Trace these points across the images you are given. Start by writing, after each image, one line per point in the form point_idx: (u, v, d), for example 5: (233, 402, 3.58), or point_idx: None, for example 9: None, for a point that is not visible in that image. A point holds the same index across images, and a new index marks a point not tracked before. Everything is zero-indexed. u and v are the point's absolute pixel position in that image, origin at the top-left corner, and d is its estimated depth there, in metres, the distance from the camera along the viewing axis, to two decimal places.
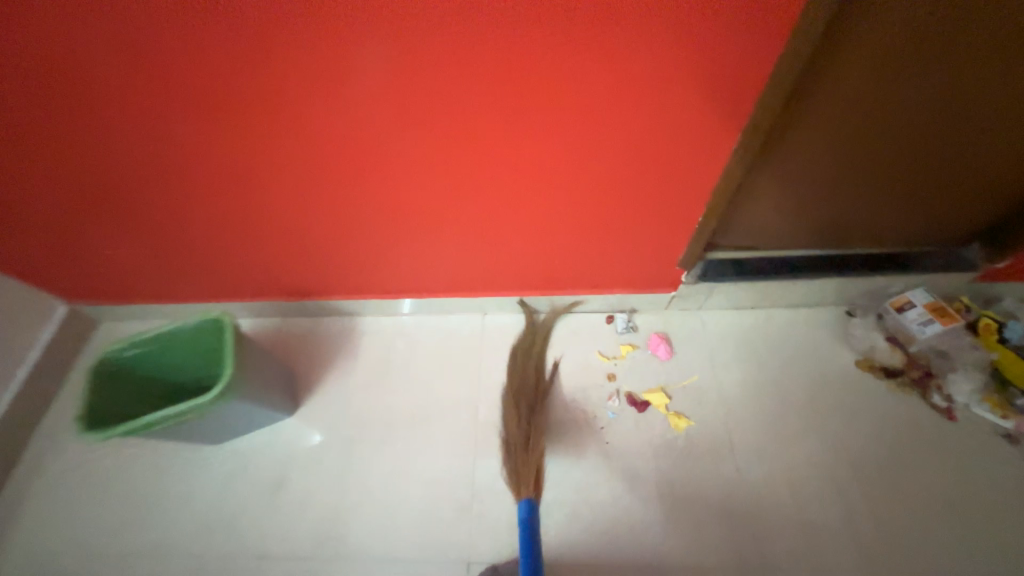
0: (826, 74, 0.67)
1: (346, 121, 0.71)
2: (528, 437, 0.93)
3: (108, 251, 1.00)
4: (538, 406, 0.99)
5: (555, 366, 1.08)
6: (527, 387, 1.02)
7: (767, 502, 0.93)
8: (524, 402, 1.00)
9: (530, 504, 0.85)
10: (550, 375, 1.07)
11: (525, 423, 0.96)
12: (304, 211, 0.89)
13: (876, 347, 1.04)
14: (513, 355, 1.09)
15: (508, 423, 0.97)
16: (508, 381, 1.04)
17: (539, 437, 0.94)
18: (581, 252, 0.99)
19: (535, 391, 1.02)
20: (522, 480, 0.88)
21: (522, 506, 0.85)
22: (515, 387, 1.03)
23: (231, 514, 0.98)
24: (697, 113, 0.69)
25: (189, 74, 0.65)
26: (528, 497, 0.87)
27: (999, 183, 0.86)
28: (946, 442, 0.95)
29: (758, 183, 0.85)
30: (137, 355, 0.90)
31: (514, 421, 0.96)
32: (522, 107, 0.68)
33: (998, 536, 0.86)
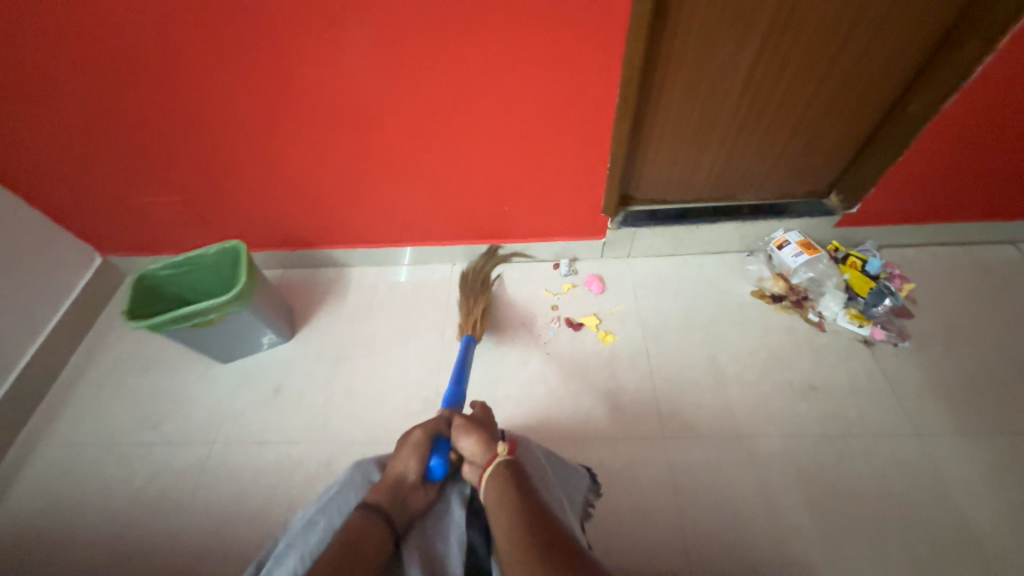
0: (673, 47, 0.93)
1: (333, 87, 0.98)
2: (470, 309, 1.24)
3: (144, 199, 1.23)
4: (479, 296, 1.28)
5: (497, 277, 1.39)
6: (473, 286, 1.31)
7: (673, 393, 1.14)
8: (470, 294, 1.29)
9: (469, 339, 1.14)
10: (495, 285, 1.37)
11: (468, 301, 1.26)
12: (302, 163, 1.15)
13: (765, 278, 1.30)
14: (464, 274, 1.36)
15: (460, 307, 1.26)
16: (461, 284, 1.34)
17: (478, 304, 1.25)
18: (524, 200, 1.24)
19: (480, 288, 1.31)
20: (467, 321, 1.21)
21: (465, 339, 1.15)
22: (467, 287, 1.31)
23: (238, 412, 1.19)
24: (586, 77, 0.95)
25: (220, 52, 0.92)
26: (469, 334, 1.17)
27: (833, 141, 1.14)
28: (815, 346, 1.18)
29: (648, 140, 1.12)
30: (171, 272, 1.14)
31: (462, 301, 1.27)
32: (460, 75, 0.95)
33: (850, 411, 1.08)
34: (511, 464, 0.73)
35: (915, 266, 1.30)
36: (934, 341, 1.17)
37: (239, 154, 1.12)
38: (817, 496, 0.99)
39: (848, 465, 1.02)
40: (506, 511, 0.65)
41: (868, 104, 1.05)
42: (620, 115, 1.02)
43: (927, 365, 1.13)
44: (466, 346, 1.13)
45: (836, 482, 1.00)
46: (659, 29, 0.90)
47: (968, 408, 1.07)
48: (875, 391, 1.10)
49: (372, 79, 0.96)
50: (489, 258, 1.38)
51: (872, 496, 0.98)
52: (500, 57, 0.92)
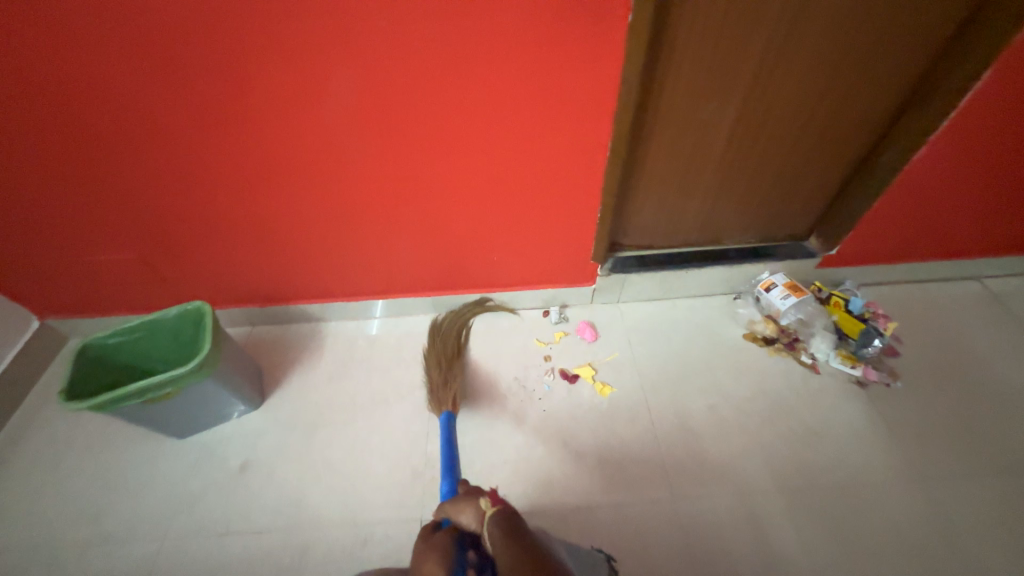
0: (661, 102, 0.95)
1: (318, 138, 0.94)
2: (447, 377, 1.14)
3: (96, 259, 1.12)
4: (454, 360, 1.19)
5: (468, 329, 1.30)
6: (446, 348, 1.22)
7: (677, 448, 1.08)
8: (442, 359, 1.19)
9: (449, 416, 1.05)
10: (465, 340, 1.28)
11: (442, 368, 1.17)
12: (280, 215, 1.08)
13: (755, 321, 1.31)
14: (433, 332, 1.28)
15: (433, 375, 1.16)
16: (430, 345, 1.25)
17: (455, 376, 1.15)
18: (514, 249, 1.21)
19: (453, 351, 1.22)
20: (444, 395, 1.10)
21: (444, 417, 1.05)
22: (438, 350, 1.22)
23: (195, 497, 1.04)
24: (578, 129, 0.96)
25: (198, 104, 0.87)
26: (448, 409, 1.07)
27: (811, 188, 1.18)
28: (812, 390, 1.17)
29: (638, 188, 1.13)
30: (122, 339, 1.01)
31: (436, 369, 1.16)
32: (452, 127, 0.94)
33: (855, 456, 1.06)
34: (497, 514, 0.60)
35: (893, 304, 1.34)
36: (922, 379, 1.18)
37: (210, 208, 1.05)
38: (836, 553, 0.94)
39: (862, 516, 0.98)
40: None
41: (842, 155, 1.10)
42: (611, 166, 1.02)
43: (921, 404, 1.14)
44: (447, 424, 1.04)
45: (853, 537, 0.96)
46: (648, 85, 0.92)
47: (966, 448, 1.07)
48: (875, 434, 1.09)
49: (360, 132, 0.93)
50: (475, 307, 1.33)
51: (891, 550, 0.94)
52: (492, 110, 0.91)
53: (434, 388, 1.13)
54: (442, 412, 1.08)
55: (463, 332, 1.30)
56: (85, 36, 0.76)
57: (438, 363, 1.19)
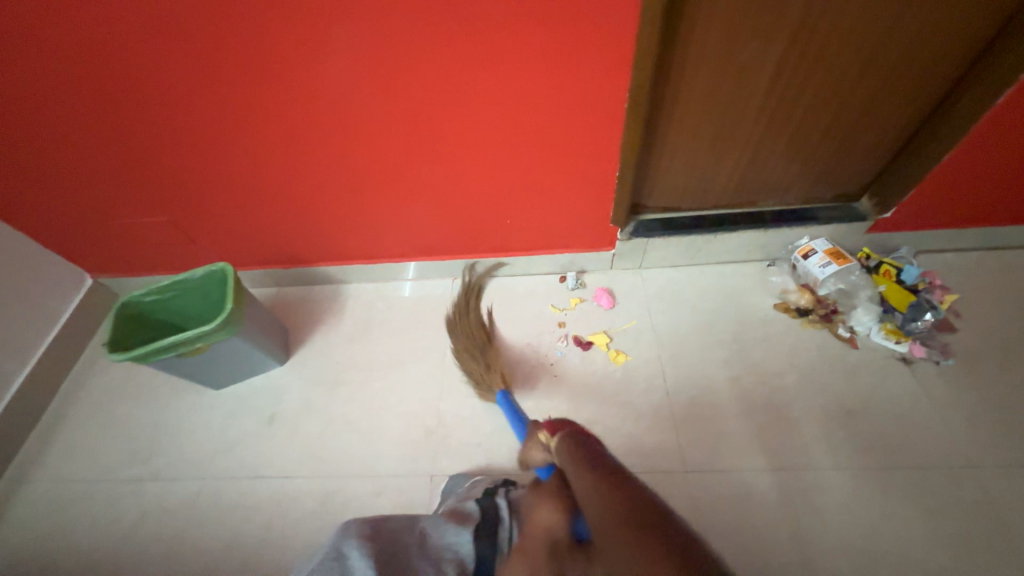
0: (689, 45, 0.84)
1: (320, 101, 0.91)
2: (489, 363, 1.12)
3: (132, 222, 1.18)
4: (489, 347, 1.16)
5: (489, 312, 1.26)
6: (476, 341, 1.18)
7: (693, 421, 1.05)
8: (474, 349, 1.16)
9: (506, 395, 1.05)
10: (489, 321, 1.25)
11: (483, 359, 1.14)
12: (293, 180, 1.08)
13: (789, 290, 1.21)
14: (452, 317, 1.24)
15: (474, 366, 1.14)
16: (456, 337, 1.21)
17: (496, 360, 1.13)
18: (529, 213, 1.16)
19: (483, 340, 1.18)
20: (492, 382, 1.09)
21: (500, 397, 1.05)
22: (467, 345, 1.18)
23: (230, 444, 1.14)
24: (594, 83, 0.87)
25: (202, 69, 0.86)
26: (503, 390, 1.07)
27: (867, 142, 1.04)
28: (848, 366, 1.08)
29: (662, 147, 1.04)
30: (156, 297, 1.08)
31: (477, 362, 1.13)
32: (457, 85, 0.88)
33: (889, 439, 0.99)
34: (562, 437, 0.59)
35: (956, 273, 1.19)
36: (981, 358, 1.06)
37: (227, 174, 1.06)
38: (856, 536, 0.90)
39: (889, 502, 0.92)
40: (578, 497, 0.52)
41: (909, 101, 0.95)
42: (630, 122, 0.93)
43: (975, 386, 1.03)
44: (506, 402, 1.03)
45: (876, 522, 0.91)
46: (674, 25, 0.81)
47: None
48: (916, 416, 1.01)
49: (361, 90, 0.89)
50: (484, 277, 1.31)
51: (919, 540, 0.89)
52: (496, 62, 0.84)
53: (478, 377, 1.12)
54: (496, 394, 1.07)
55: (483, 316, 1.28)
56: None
57: (476, 351, 1.16)
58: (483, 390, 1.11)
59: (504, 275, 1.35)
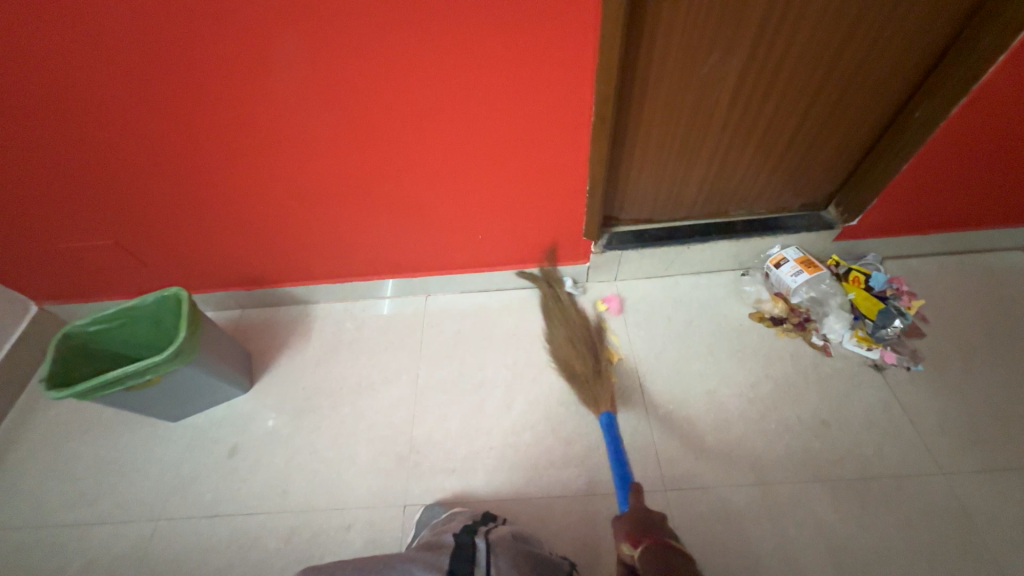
0: (653, 56, 0.83)
1: (276, 118, 0.87)
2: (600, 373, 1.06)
3: (78, 245, 1.11)
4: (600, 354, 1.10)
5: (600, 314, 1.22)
6: (587, 343, 1.12)
7: (673, 437, 1.03)
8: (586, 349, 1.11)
9: (610, 418, 0.98)
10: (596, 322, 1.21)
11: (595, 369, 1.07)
12: (252, 199, 1.03)
13: (762, 299, 1.21)
14: (549, 311, 1.21)
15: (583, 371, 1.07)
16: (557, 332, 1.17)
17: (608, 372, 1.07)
18: (500, 227, 1.14)
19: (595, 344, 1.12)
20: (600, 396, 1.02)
21: (606, 419, 0.98)
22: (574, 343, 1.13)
23: (187, 481, 1.06)
24: (559, 97, 0.86)
25: (146, 86, 0.81)
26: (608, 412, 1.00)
27: (829, 152, 1.05)
28: (822, 374, 1.08)
29: (631, 159, 1.03)
30: (101, 326, 1.00)
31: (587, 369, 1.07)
32: (418, 100, 0.85)
33: (865, 449, 0.98)
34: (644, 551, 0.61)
35: (920, 278, 1.22)
36: (948, 362, 1.08)
37: (179, 194, 1.01)
38: (838, 550, 0.89)
39: (868, 513, 0.92)
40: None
41: (867, 110, 0.97)
42: (597, 135, 0.91)
43: (944, 389, 1.04)
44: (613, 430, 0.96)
45: (856, 535, 0.90)
46: (636, 35, 0.80)
47: (994, 441, 0.97)
48: (889, 424, 1.01)
49: (317, 104, 0.85)
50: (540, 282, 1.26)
51: (899, 552, 0.88)
52: (457, 73, 0.81)
53: (583, 381, 1.07)
54: (601, 413, 1.01)
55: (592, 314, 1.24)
56: None
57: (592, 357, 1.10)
58: (586, 398, 1.05)
59: (479, 290, 1.32)
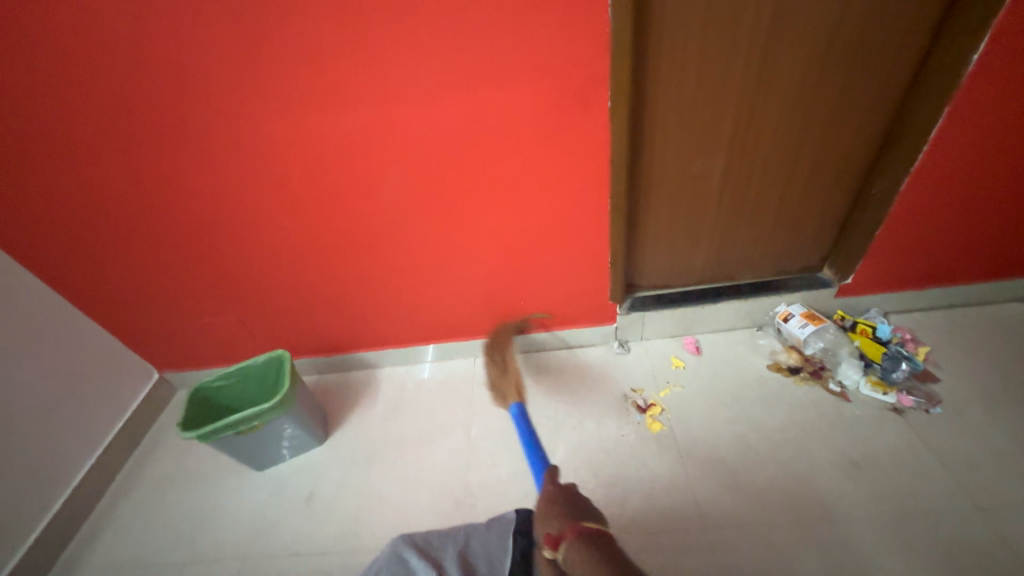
0: (652, 162, 1.13)
1: (374, 218, 1.19)
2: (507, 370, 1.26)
3: (209, 319, 1.41)
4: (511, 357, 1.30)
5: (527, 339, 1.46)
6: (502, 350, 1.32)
7: (705, 480, 1.11)
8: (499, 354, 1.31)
9: (520, 408, 1.12)
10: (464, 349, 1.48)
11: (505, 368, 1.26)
12: (346, 278, 1.32)
13: (777, 351, 1.34)
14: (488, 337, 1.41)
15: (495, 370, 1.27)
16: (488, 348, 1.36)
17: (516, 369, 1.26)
18: (539, 295, 1.37)
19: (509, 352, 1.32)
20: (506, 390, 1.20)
21: (516, 408, 1.12)
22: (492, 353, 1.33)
23: (270, 522, 1.21)
24: (583, 192, 1.14)
25: (289, 201, 1.15)
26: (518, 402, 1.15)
27: (812, 223, 1.27)
28: (843, 418, 1.17)
29: (644, 237, 1.28)
30: (223, 383, 1.25)
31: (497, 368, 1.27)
32: (479, 200, 1.15)
33: (895, 486, 1.03)
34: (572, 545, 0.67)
35: (926, 329, 1.33)
36: (966, 404, 1.15)
37: (292, 277, 1.31)
38: None
39: (907, 548, 0.95)
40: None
41: (833, 190, 1.21)
42: (615, 219, 1.18)
43: (968, 430, 1.10)
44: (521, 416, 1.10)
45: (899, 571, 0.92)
46: (638, 149, 1.11)
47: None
48: (915, 462, 1.06)
49: (406, 206, 1.17)
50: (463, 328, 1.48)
51: None
52: (508, 181, 1.12)
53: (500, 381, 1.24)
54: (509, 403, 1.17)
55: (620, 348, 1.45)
56: (212, 155, 1.06)
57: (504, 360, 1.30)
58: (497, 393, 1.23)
59: (521, 352, 1.51)
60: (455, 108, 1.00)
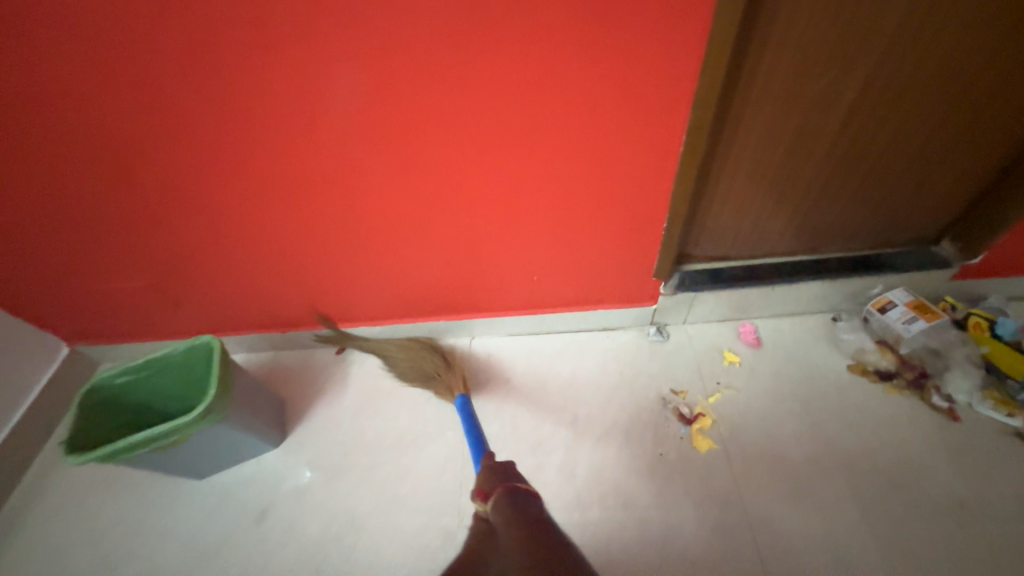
0: (757, 79, 0.73)
1: (324, 157, 0.79)
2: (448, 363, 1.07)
3: (110, 286, 1.04)
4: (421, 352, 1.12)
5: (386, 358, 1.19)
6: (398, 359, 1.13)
7: (765, 517, 0.87)
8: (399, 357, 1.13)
9: (465, 400, 0.97)
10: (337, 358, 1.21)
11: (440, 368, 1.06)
12: (292, 240, 0.94)
13: (866, 349, 1.03)
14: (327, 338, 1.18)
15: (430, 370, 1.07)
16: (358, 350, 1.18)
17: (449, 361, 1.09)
18: (560, 267, 1.01)
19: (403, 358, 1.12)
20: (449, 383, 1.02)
21: (459, 401, 0.97)
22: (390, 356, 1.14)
23: (214, 549, 0.96)
24: (646, 126, 0.74)
25: (191, 126, 0.74)
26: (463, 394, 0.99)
27: (952, 178, 0.91)
28: (950, 445, 0.91)
29: (716, 192, 0.90)
30: (131, 378, 0.93)
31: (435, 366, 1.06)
32: (485, 132, 0.75)
33: (1015, 544, 0.81)
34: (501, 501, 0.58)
35: None
36: None
37: (213, 235, 0.93)
38: None
39: None
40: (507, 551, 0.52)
41: (1005, 133, 0.83)
42: (685, 168, 0.80)
43: None
44: (464, 408, 0.95)
45: None
46: (742, 54, 0.70)
47: None
48: None
49: (370, 138, 0.76)
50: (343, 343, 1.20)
51: None
52: (533, 102, 0.71)
53: (436, 379, 1.06)
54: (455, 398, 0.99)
55: (657, 335, 1.13)
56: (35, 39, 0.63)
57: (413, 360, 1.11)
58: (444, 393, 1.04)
59: (528, 333, 1.19)
60: None
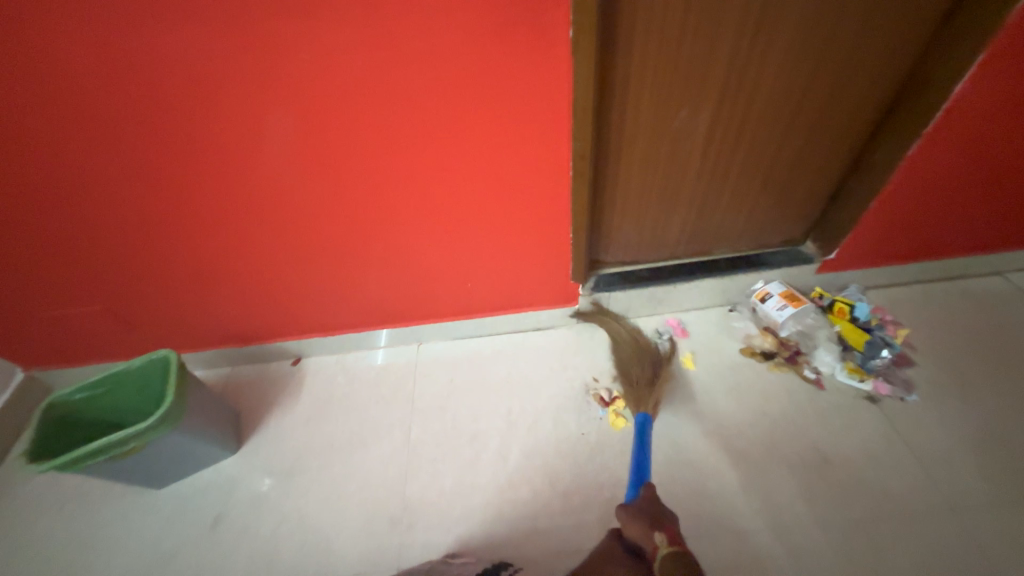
0: (623, 114, 0.90)
1: (267, 185, 0.91)
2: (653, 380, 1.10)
3: (67, 310, 1.10)
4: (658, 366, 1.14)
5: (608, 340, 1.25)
6: (649, 362, 1.14)
7: (674, 484, 1.01)
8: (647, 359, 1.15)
9: (646, 419, 1.01)
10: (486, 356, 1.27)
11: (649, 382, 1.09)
12: (243, 260, 1.04)
13: (752, 334, 1.22)
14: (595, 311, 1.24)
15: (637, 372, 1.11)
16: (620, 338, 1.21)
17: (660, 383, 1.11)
18: (488, 275, 1.15)
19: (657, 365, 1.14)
20: (643, 400, 1.05)
21: (641, 417, 1.02)
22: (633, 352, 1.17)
23: (170, 552, 1.02)
24: (538, 154, 0.90)
25: (145, 162, 0.85)
26: (644, 412, 1.03)
27: (801, 189, 1.11)
28: (817, 409, 1.08)
29: (611, 205, 1.07)
30: (88, 394, 1.00)
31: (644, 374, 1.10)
32: (405, 162, 0.89)
33: (869, 486, 0.97)
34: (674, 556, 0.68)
35: (903, 306, 1.24)
36: (941, 391, 1.08)
37: (168, 258, 1.02)
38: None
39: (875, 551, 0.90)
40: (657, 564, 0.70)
41: (831, 152, 1.04)
42: (577, 189, 0.96)
43: (941, 419, 1.04)
44: (642, 426, 1.00)
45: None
46: (607, 96, 0.87)
47: (994, 470, 0.97)
48: (890, 460, 1.00)
49: (307, 169, 0.88)
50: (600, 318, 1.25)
51: None
52: (440, 135, 0.85)
53: (633, 383, 1.10)
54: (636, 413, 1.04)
55: (585, 331, 1.28)
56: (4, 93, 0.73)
57: (639, 364, 1.14)
58: (629, 397, 1.08)
59: (471, 337, 1.32)
60: (357, 36, 0.71)
